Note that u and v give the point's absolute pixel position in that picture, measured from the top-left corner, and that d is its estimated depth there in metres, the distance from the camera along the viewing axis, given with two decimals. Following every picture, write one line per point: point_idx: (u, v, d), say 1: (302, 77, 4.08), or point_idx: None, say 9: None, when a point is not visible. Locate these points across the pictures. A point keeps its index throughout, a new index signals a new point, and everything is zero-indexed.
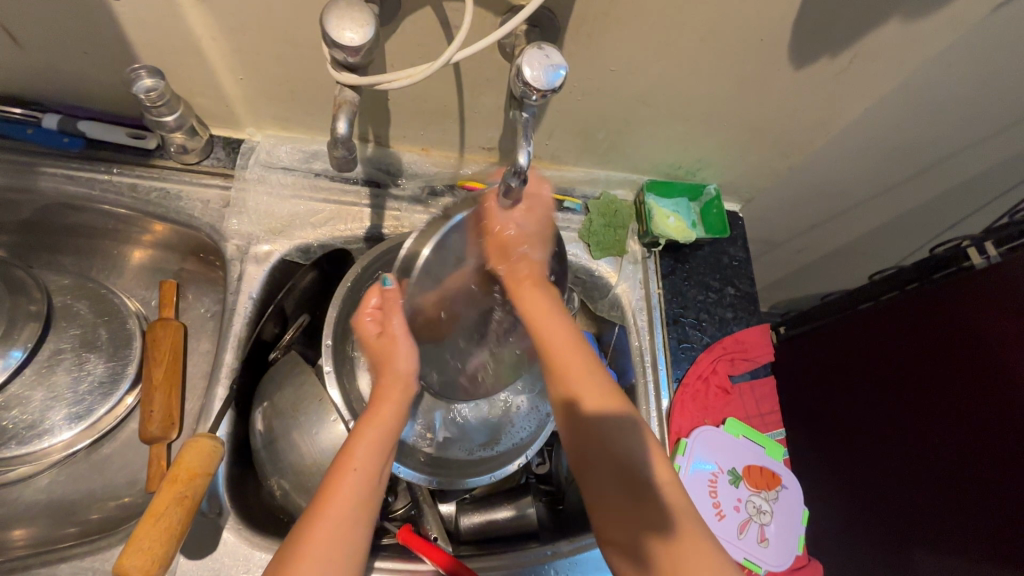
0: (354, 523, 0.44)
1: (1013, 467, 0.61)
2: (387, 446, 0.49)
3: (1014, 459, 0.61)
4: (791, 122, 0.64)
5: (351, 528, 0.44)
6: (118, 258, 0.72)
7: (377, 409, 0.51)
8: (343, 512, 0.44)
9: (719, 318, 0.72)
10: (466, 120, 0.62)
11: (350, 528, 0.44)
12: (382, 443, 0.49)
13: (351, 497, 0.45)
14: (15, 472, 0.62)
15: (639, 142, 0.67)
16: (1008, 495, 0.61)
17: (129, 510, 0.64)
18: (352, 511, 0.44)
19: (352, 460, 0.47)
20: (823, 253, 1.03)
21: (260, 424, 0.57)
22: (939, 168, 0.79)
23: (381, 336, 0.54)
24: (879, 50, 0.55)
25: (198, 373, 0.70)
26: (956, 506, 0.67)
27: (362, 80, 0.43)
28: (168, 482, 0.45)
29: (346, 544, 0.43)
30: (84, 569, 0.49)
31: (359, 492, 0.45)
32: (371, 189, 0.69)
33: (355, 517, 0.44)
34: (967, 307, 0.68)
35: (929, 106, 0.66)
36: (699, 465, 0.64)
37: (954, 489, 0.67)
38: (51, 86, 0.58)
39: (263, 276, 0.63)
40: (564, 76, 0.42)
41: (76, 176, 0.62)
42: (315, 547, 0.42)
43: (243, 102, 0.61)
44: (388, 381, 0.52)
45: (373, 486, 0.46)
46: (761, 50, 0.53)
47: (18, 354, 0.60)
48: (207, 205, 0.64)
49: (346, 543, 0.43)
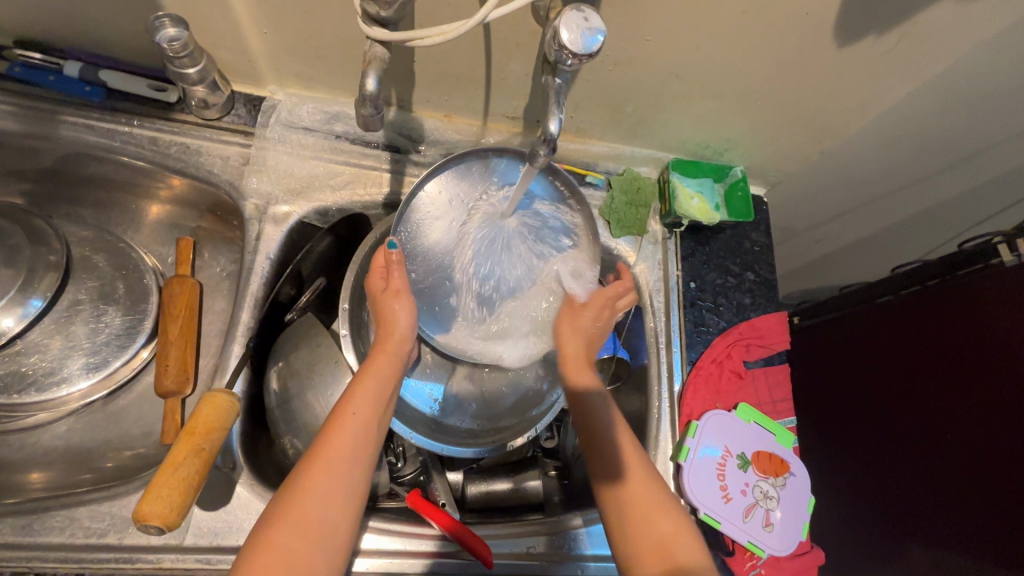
0: (354, 467, 0.44)
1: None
2: (383, 395, 0.50)
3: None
4: (827, 104, 0.62)
5: (352, 475, 0.44)
6: (136, 213, 0.72)
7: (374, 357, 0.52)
8: (340, 459, 0.44)
9: (736, 303, 0.71)
10: (491, 87, 0.60)
11: (344, 476, 0.43)
12: (378, 399, 0.49)
13: (349, 443, 0.45)
14: (33, 417, 0.63)
15: (668, 118, 0.65)
16: (1007, 487, 0.62)
17: (143, 461, 0.64)
18: (349, 457, 0.44)
19: (349, 408, 0.47)
20: (844, 244, 1.01)
21: (274, 384, 0.57)
22: (975, 162, 0.77)
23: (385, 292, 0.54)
24: (930, 29, 0.52)
25: (212, 331, 0.70)
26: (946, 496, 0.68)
27: (393, 35, 0.42)
28: (185, 435, 0.46)
29: (343, 483, 0.43)
30: (101, 514, 0.50)
31: (356, 440, 0.45)
32: (391, 153, 0.67)
33: (350, 465, 0.44)
34: (987, 305, 0.66)
35: (972, 96, 0.63)
36: (708, 449, 0.64)
37: (952, 484, 0.67)
38: (72, 30, 0.57)
39: (281, 237, 0.63)
40: (602, 41, 0.40)
41: (95, 126, 0.61)
42: (321, 471, 0.43)
43: (266, 57, 0.59)
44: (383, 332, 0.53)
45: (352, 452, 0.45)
46: (805, 24, 0.51)
47: (38, 303, 0.61)
48: (226, 162, 0.64)
49: (342, 484, 0.43)
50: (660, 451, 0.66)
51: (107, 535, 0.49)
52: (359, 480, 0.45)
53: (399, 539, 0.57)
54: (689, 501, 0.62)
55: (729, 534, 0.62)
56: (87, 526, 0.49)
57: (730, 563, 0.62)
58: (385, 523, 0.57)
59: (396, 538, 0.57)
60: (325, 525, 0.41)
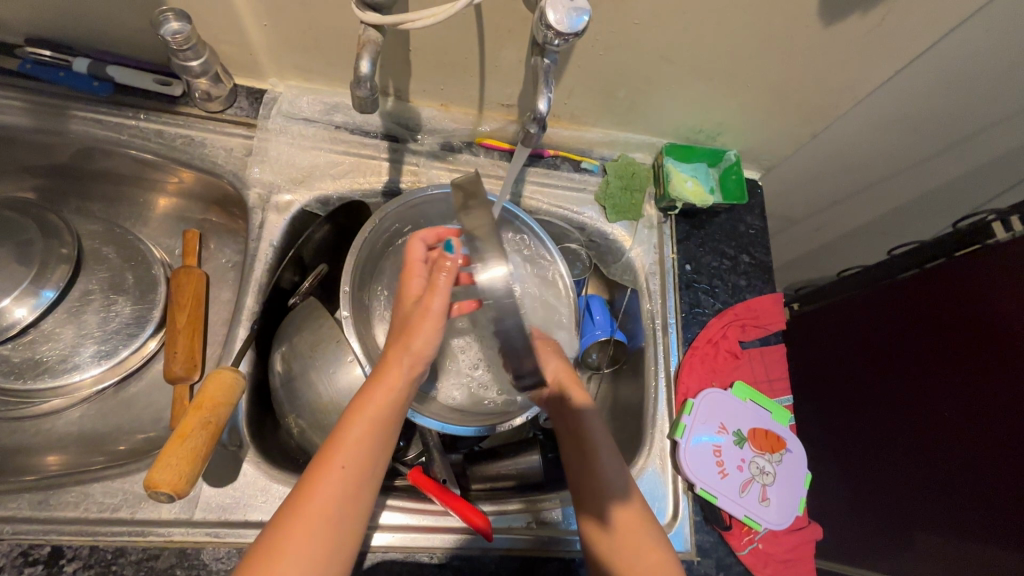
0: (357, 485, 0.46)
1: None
2: (379, 437, 0.48)
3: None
4: (817, 84, 0.63)
5: (344, 520, 0.44)
6: (144, 207, 0.74)
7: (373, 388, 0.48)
8: (332, 507, 0.44)
9: (732, 285, 0.72)
10: (486, 74, 0.62)
11: (336, 525, 0.44)
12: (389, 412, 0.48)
13: (339, 491, 0.45)
14: (48, 404, 0.65)
15: (659, 102, 0.67)
16: (1008, 465, 0.62)
17: (154, 445, 0.66)
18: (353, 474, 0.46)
19: (341, 456, 0.45)
20: (842, 231, 1.01)
21: (278, 364, 0.59)
22: (968, 142, 0.77)
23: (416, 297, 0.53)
24: (914, 5, 0.53)
25: (219, 320, 0.72)
26: (943, 492, 0.68)
27: (385, 19, 0.44)
28: (192, 409, 0.48)
29: (335, 531, 0.44)
30: (115, 490, 0.52)
31: (345, 488, 0.45)
32: (389, 143, 0.69)
33: (364, 472, 0.46)
34: (983, 283, 0.67)
35: (960, 76, 0.64)
36: (705, 428, 0.65)
37: (951, 467, 0.68)
38: (81, 28, 0.59)
39: (284, 225, 0.65)
40: (587, 21, 0.42)
41: (104, 121, 0.63)
42: (309, 525, 0.43)
43: (266, 50, 0.61)
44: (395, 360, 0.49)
45: (343, 501, 0.45)
46: (789, 3, 0.52)
47: (50, 294, 0.63)
48: (230, 153, 0.66)
49: (332, 533, 0.44)
50: (657, 430, 0.66)
51: (120, 510, 0.51)
52: (351, 525, 0.45)
53: (401, 513, 0.58)
54: (686, 478, 0.63)
55: (726, 509, 0.63)
56: (101, 501, 0.51)
57: (727, 537, 0.62)
58: (387, 499, 0.58)
59: (397, 513, 0.58)
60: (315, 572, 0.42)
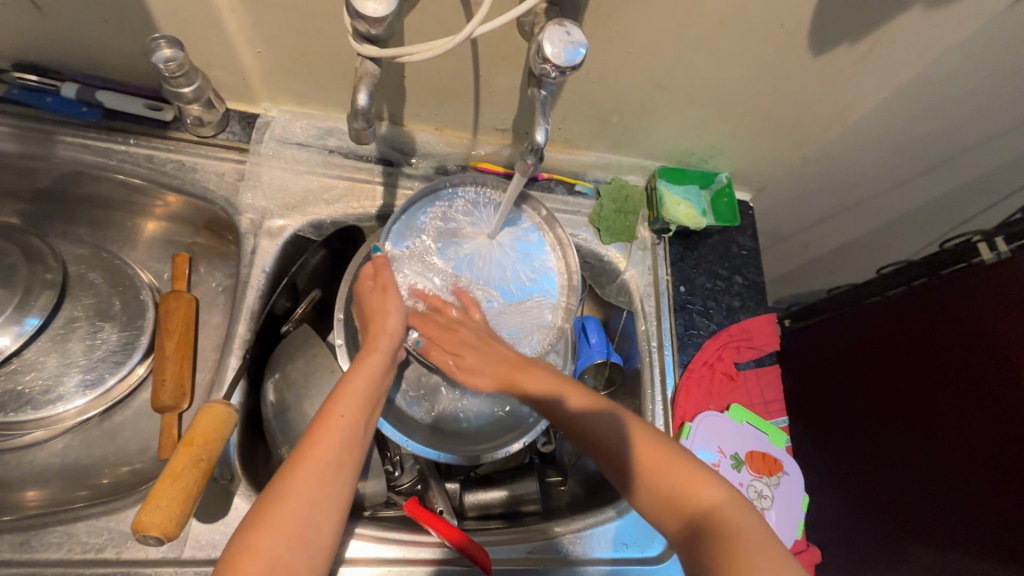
0: (339, 472, 0.42)
1: (1010, 461, 0.60)
2: (372, 398, 0.48)
3: (1012, 454, 0.60)
4: (807, 110, 0.64)
5: (339, 472, 0.42)
6: (131, 231, 0.73)
7: (363, 358, 0.50)
8: (330, 457, 0.42)
9: (726, 307, 0.73)
10: (480, 100, 0.62)
11: (332, 475, 0.42)
12: (368, 393, 0.48)
13: (336, 442, 0.43)
14: (29, 435, 0.63)
15: (653, 126, 0.67)
16: (994, 481, 0.62)
17: (140, 476, 0.64)
18: (335, 457, 0.42)
19: (338, 407, 0.45)
20: (830, 249, 1.02)
21: (271, 395, 0.58)
22: (953, 163, 0.79)
23: (375, 288, 0.54)
24: (900, 36, 0.54)
25: (209, 346, 0.70)
26: (936, 503, 0.68)
27: (383, 52, 0.43)
28: (183, 446, 0.47)
29: (329, 485, 0.41)
30: (100, 529, 0.50)
31: (343, 439, 0.44)
32: (383, 167, 0.69)
33: (359, 430, 0.45)
34: (968, 302, 0.67)
35: (945, 101, 0.66)
36: (702, 453, 0.65)
37: (944, 484, 0.67)
38: (70, 53, 0.58)
39: (276, 250, 0.64)
40: (584, 54, 0.42)
41: (92, 146, 0.62)
42: (299, 483, 0.40)
43: (260, 75, 0.61)
44: (376, 336, 0.52)
45: (342, 456, 0.43)
46: (780, 34, 0.53)
47: (34, 321, 0.61)
48: (222, 178, 0.65)
49: (327, 485, 0.41)
50: None
51: (106, 550, 0.49)
52: (347, 480, 0.43)
53: (396, 547, 0.57)
54: None
55: None
56: (85, 541, 0.49)
57: None
58: (382, 533, 0.57)
59: (393, 546, 0.57)
60: (306, 525, 0.39)
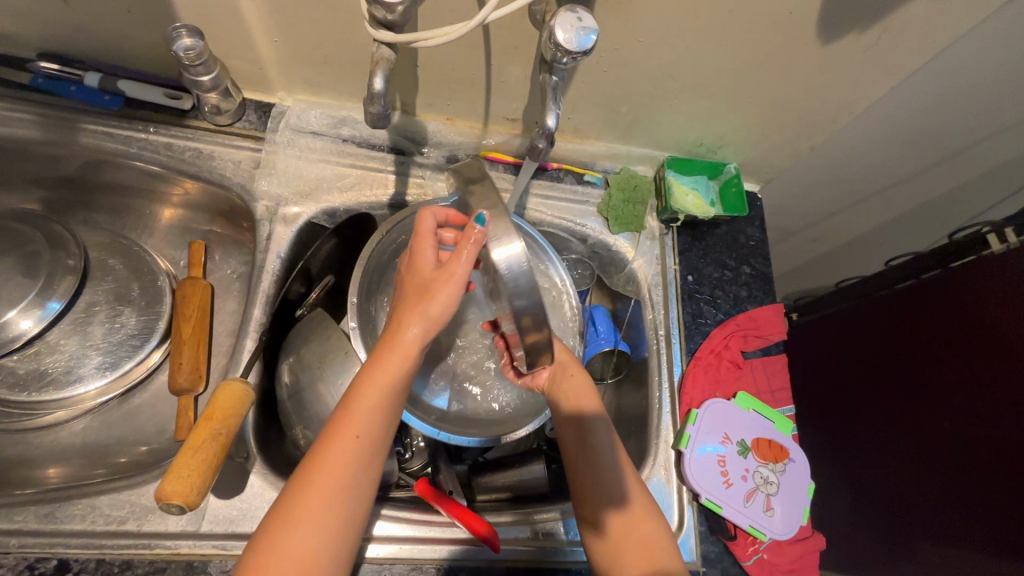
0: (350, 494, 0.43)
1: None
2: (391, 411, 0.46)
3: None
4: (815, 100, 0.65)
5: (349, 498, 0.43)
6: (149, 218, 0.74)
7: (384, 362, 0.46)
8: (337, 486, 0.42)
9: (733, 296, 0.73)
10: (491, 89, 0.63)
11: (341, 504, 0.42)
12: (384, 409, 0.45)
13: (344, 471, 0.43)
14: (51, 416, 0.65)
15: (662, 117, 0.68)
16: (1009, 466, 0.61)
17: (157, 456, 0.66)
18: (344, 484, 0.42)
19: (349, 430, 0.44)
20: (839, 243, 1.03)
21: (285, 376, 0.59)
22: (964, 156, 0.78)
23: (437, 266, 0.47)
24: (909, 25, 0.55)
25: (224, 331, 0.72)
26: (952, 497, 0.67)
27: (399, 38, 0.44)
28: (203, 420, 0.48)
29: (339, 513, 0.42)
30: (121, 502, 0.52)
31: (354, 465, 0.43)
32: (395, 156, 0.70)
33: (371, 451, 0.44)
34: (978, 290, 0.67)
35: (953, 92, 0.66)
36: (708, 439, 0.66)
37: (957, 473, 0.67)
38: (94, 44, 0.60)
39: (291, 237, 0.65)
40: (595, 40, 0.43)
41: (114, 134, 0.64)
42: (308, 514, 0.41)
43: (276, 66, 0.62)
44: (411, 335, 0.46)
45: (353, 484, 0.43)
46: (788, 22, 0.53)
47: (56, 305, 0.63)
48: (238, 166, 0.66)
49: (337, 513, 0.42)
50: (661, 440, 0.67)
51: (127, 522, 0.51)
52: (359, 500, 0.43)
53: (407, 525, 0.58)
54: (692, 488, 0.64)
55: (731, 519, 0.63)
56: (107, 514, 0.51)
57: (732, 547, 0.63)
58: (392, 513, 0.58)
59: (403, 525, 0.58)
60: (318, 551, 0.41)
